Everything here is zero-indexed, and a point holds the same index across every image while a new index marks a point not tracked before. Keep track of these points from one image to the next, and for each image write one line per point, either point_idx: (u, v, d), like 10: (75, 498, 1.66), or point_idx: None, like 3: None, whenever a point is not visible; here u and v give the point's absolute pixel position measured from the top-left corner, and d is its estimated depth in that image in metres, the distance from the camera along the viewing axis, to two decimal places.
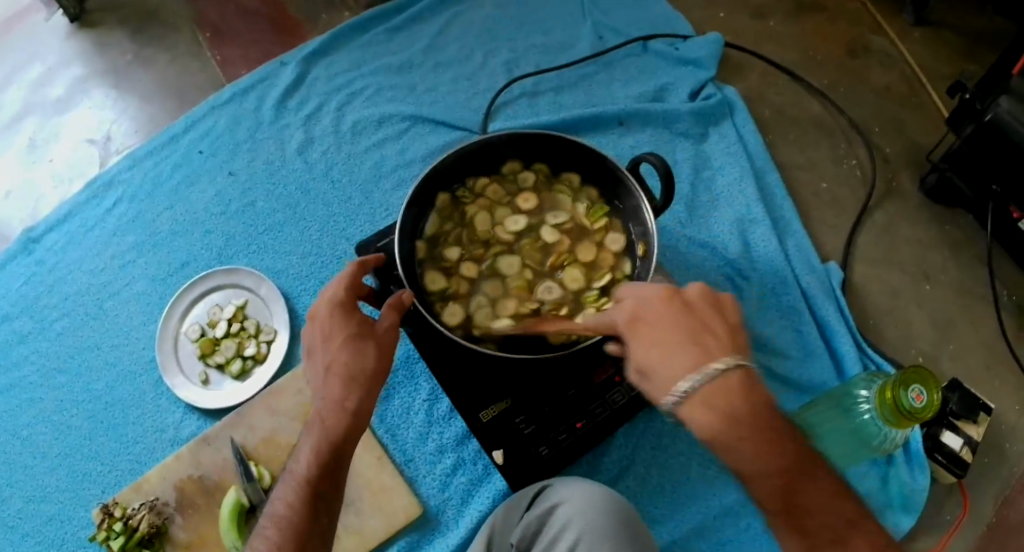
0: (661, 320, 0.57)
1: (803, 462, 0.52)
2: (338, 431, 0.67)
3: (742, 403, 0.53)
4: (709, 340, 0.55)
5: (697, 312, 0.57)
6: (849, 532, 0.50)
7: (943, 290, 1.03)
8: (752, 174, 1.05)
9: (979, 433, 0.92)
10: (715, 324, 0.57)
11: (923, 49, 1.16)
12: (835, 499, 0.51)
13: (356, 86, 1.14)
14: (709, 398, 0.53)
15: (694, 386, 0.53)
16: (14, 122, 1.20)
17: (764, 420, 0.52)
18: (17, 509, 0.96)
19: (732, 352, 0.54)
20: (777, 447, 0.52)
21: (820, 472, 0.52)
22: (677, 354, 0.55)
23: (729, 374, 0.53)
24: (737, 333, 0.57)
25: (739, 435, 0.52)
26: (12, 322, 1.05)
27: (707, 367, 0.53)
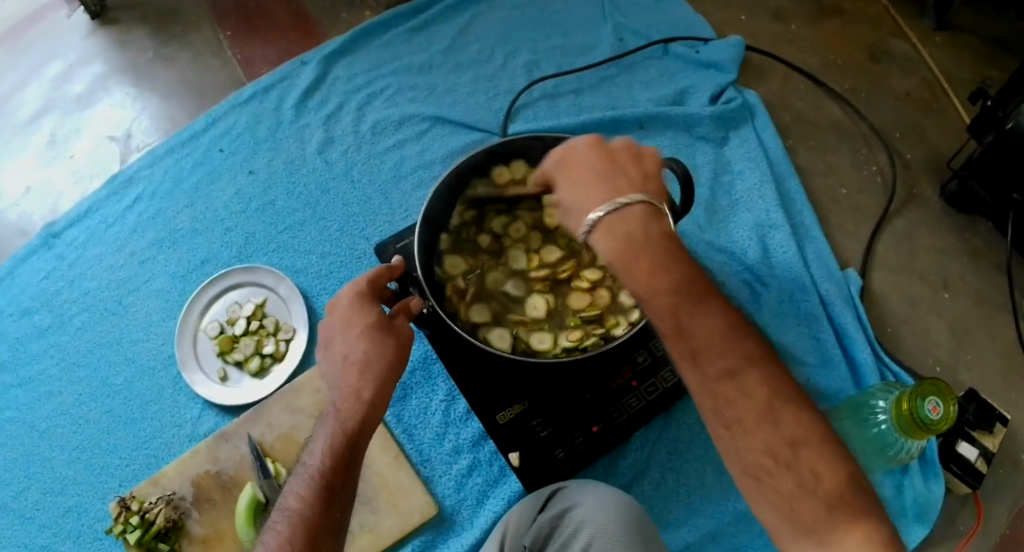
0: (584, 161, 0.67)
1: (696, 289, 0.59)
2: (353, 424, 0.69)
3: (641, 230, 0.62)
4: (621, 181, 0.65)
5: (616, 161, 0.66)
6: (742, 368, 0.55)
7: (961, 299, 1.02)
8: (772, 179, 1.05)
9: (995, 444, 0.92)
10: (629, 169, 0.66)
11: (945, 54, 1.15)
12: (732, 336, 0.56)
13: (377, 86, 1.14)
14: (613, 224, 0.62)
15: (602, 215, 0.63)
16: (36, 118, 1.21)
17: (658, 246, 0.61)
18: (34, 501, 0.97)
19: (638, 190, 0.64)
20: (669, 271, 0.59)
21: (716, 310, 0.58)
22: (594, 194, 0.64)
23: (632, 207, 0.63)
24: (652, 177, 0.66)
25: (635, 253, 0.61)
26: (33, 316, 1.06)
27: (615, 200, 0.63)
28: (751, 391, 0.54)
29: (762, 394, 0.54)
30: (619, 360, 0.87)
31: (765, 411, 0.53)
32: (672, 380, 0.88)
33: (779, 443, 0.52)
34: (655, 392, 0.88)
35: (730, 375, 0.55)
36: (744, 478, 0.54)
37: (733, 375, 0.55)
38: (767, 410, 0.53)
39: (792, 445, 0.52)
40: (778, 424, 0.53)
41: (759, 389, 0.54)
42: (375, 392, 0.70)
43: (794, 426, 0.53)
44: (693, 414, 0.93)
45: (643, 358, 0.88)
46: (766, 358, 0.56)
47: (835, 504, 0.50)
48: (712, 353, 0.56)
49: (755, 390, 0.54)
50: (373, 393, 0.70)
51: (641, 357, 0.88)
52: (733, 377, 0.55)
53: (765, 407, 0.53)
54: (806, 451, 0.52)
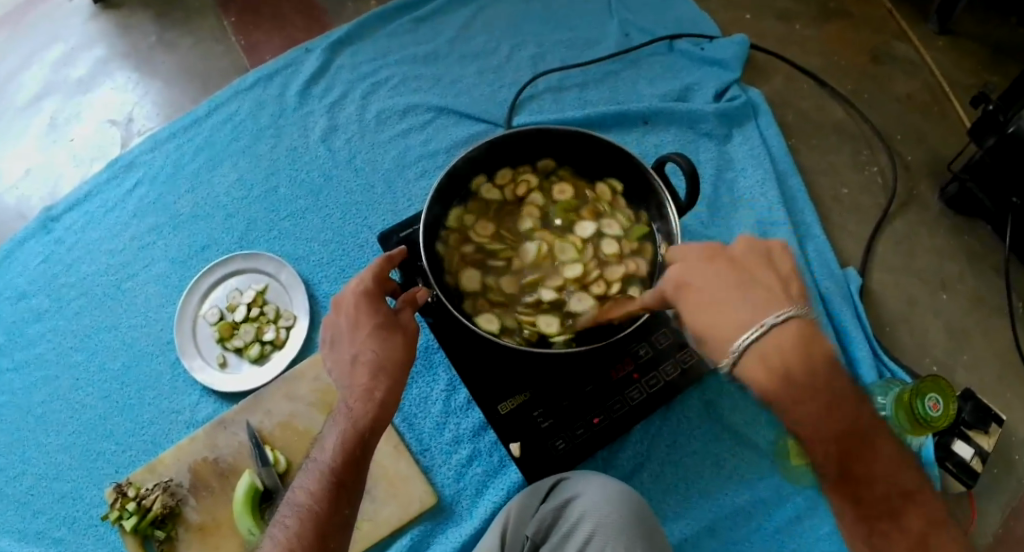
0: (714, 277, 0.62)
1: (864, 427, 0.56)
2: (366, 422, 0.69)
3: (797, 360, 0.57)
4: (761, 293, 0.60)
5: (744, 268, 0.62)
6: (901, 505, 0.54)
7: (959, 300, 1.02)
8: (774, 176, 1.05)
9: (989, 444, 0.92)
10: (764, 278, 0.61)
11: (947, 58, 1.16)
12: (896, 472, 0.55)
13: (381, 75, 1.14)
14: (767, 351, 0.57)
15: (750, 342, 0.57)
16: (37, 101, 1.21)
17: (822, 378, 0.56)
18: (29, 486, 0.96)
19: (783, 307, 0.59)
20: (835, 414, 0.56)
21: (884, 449, 0.55)
22: (737, 311, 0.59)
23: (783, 327, 0.57)
24: (789, 280, 0.62)
25: (796, 392, 0.56)
26: (30, 300, 1.06)
27: (761, 322, 0.57)
28: (909, 525, 0.54)
29: (918, 527, 0.54)
30: (619, 352, 0.88)
31: (920, 541, 0.54)
32: (674, 373, 0.88)
33: None
34: (657, 385, 0.88)
35: (891, 513, 0.54)
36: None
37: (895, 515, 0.54)
38: (921, 540, 0.54)
39: None
40: (930, 550, 0.53)
41: (915, 521, 0.54)
42: (387, 390, 0.71)
43: (945, 548, 0.53)
44: (692, 408, 0.93)
45: (645, 351, 0.88)
46: (919, 486, 0.55)
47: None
48: (875, 493, 0.55)
49: (911, 523, 0.54)
50: (386, 392, 0.70)
51: (642, 350, 0.88)
52: (895, 516, 0.54)
53: (918, 538, 0.54)
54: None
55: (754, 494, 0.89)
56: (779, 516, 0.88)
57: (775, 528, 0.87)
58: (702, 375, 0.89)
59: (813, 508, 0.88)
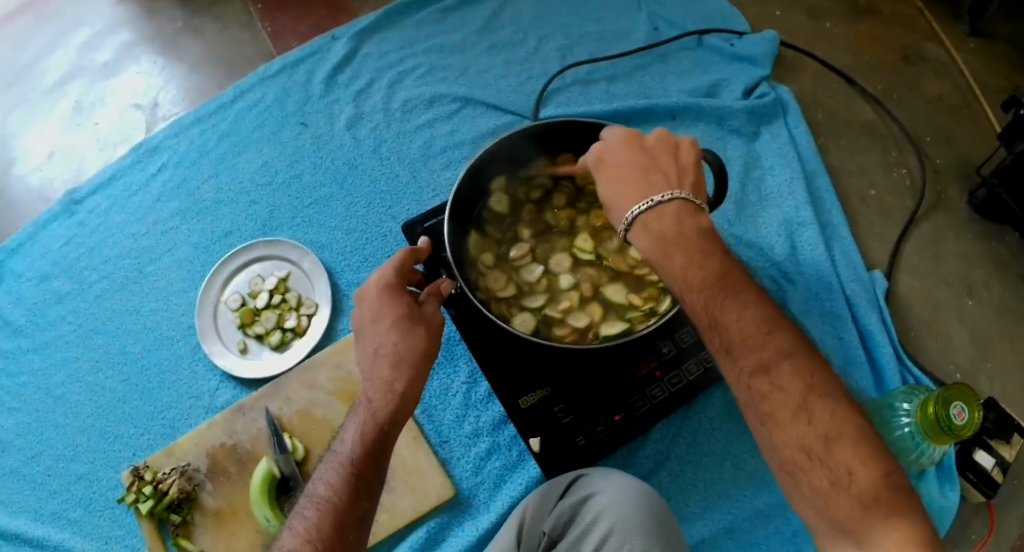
0: (624, 160, 0.72)
1: (729, 280, 0.63)
2: (385, 414, 0.69)
3: (675, 224, 0.67)
4: (656, 177, 0.70)
5: (651, 154, 0.72)
6: (775, 361, 0.58)
7: (985, 307, 1.00)
8: (802, 176, 1.04)
9: (1011, 455, 0.90)
10: (664, 164, 0.71)
11: (978, 61, 1.13)
12: (767, 332, 0.59)
13: (409, 64, 1.14)
14: (649, 221, 0.68)
15: (637, 213, 0.68)
16: (62, 84, 1.21)
17: (693, 238, 0.66)
18: (47, 466, 0.97)
19: (673, 187, 0.69)
20: (703, 266, 0.64)
21: (751, 305, 0.61)
22: (634, 190, 0.70)
23: (668, 205, 0.68)
24: (688, 171, 0.71)
25: (668, 246, 0.66)
26: (52, 282, 1.06)
27: (649, 197, 0.68)
28: (783, 384, 0.57)
29: (797, 390, 0.57)
30: (643, 349, 0.87)
31: (800, 405, 0.56)
32: (697, 372, 0.87)
33: (813, 438, 0.55)
34: (679, 384, 0.87)
35: (764, 369, 0.58)
36: (779, 472, 0.57)
37: (767, 369, 0.58)
38: (801, 405, 0.56)
39: (824, 441, 0.54)
40: (813, 418, 0.55)
41: (793, 385, 0.57)
42: (407, 382, 0.70)
43: (825, 419, 0.55)
44: (714, 408, 0.92)
45: (668, 349, 0.87)
46: (801, 355, 0.58)
47: (874, 505, 0.52)
48: (747, 347, 0.59)
49: (789, 385, 0.57)
50: (406, 385, 0.70)
51: (665, 348, 0.87)
52: (767, 371, 0.58)
53: (798, 401, 0.56)
54: (840, 447, 0.54)
55: (772, 497, 0.88)
56: (798, 520, 0.87)
57: (792, 532, 0.86)
58: (724, 375, 0.88)
59: None
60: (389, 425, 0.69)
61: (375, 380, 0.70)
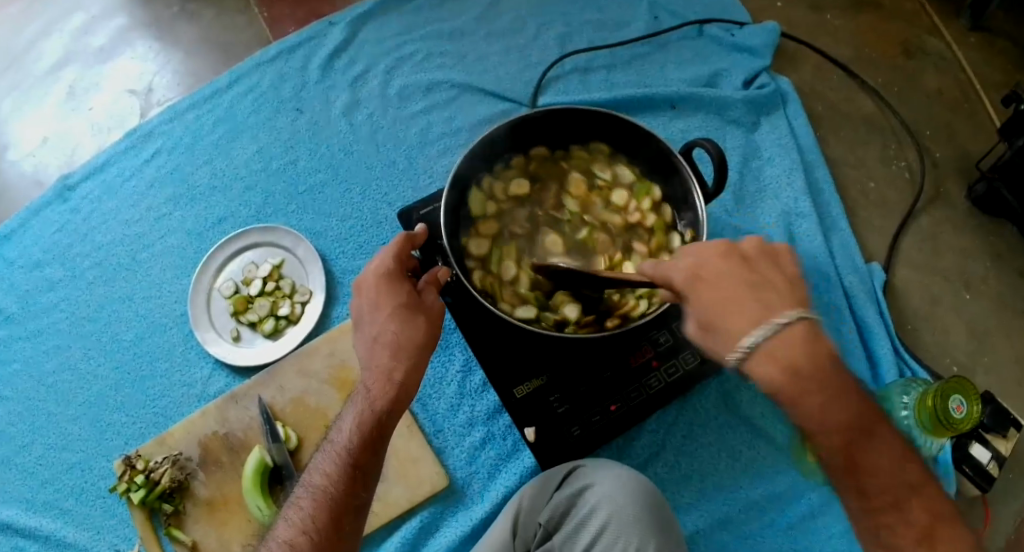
0: (724, 275, 0.58)
1: (867, 417, 0.55)
2: (382, 404, 0.68)
3: (805, 356, 0.55)
4: (770, 294, 0.57)
5: (756, 267, 0.59)
6: (907, 498, 0.53)
7: (982, 301, 1.00)
8: (801, 167, 1.04)
9: (1006, 448, 0.89)
10: (774, 278, 0.58)
11: (978, 55, 1.13)
12: (901, 467, 0.54)
13: (406, 50, 1.13)
14: (775, 347, 0.55)
15: (757, 341, 0.55)
16: (56, 70, 1.19)
17: (831, 371, 0.55)
18: (38, 455, 0.96)
19: (793, 306, 0.56)
20: (843, 404, 0.54)
21: (888, 443, 0.55)
22: (744, 311, 0.56)
23: (793, 327, 0.55)
24: (796, 283, 0.59)
25: (802, 389, 0.54)
26: (44, 269, 1.05)
27: (771, 322, 0.55)
28: (914, 519, 0.53)
29: (925, 520, 0.53)
30: (640, 339, 0.86)
31: (927, 537, 0.53)
32: (694, 362, 0.86)
33: None
34: (675, 374, 0.86)
35: (896, 506, 0.54)
36: None
37: (898, 506, 0.54)
38: (926, 534, 0.53)
39: None
40: (937, 544, 0.52)
41: (922, 516, 0.53)
42: (406, 372, 0.69)
43: (950, 545, 0.52)
44: (711, 399, 0.92)
45: (664, 339, 0.86)
46: (933, 484, 0.54)
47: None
48: (879, 483, 0.54)
49: (918, 516, 0.53)
50: (404, 374, 0.69)
51: (662, 338, 0.86)
52: (899, 508, 0.54)
53: (924, 532, 0.53)
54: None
55: (769, 489, 0.87)
56: (794, 513, 0.86)
57: (788, 524, 0.86)
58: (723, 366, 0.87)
59: (828, 506, 0.86)
60: (387, 416, 0.68)
61: (373, 370, 0.69)
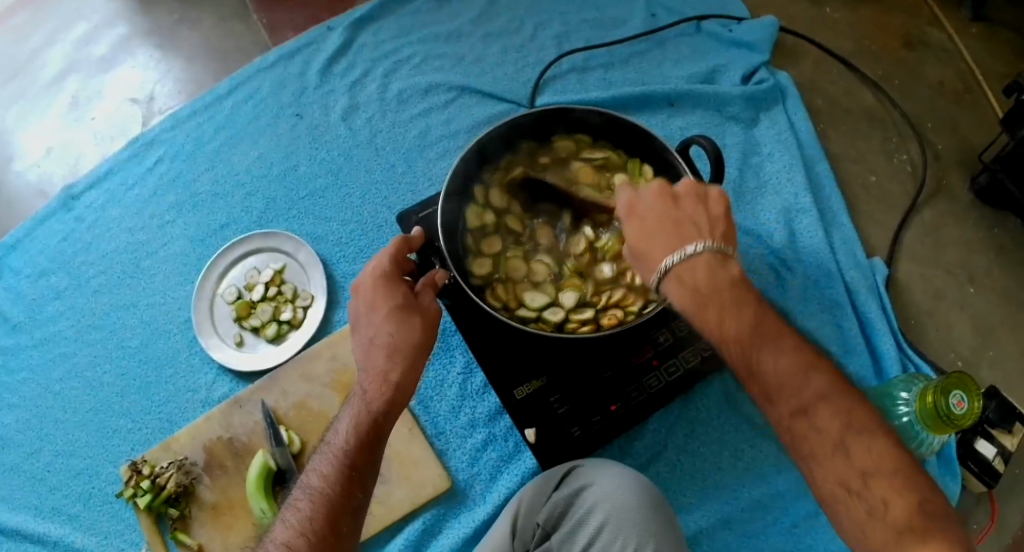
0: (652, 210, 0.66)
1: (769, 327, 0.58)
2: (379, 405, 0.68)
3: (710, 278, 0.61)
4: (689, 228, 0.63)
5: (683, 204, 0.66)
6: (813, 403, 0.55)
7: (987, 294, 0.99)
8: (801, 162, 1.03)
9: (1013, 444, 0.88)
10: (699, 216, 0.64)
11: (980, 46, 1.12)
12: (802, 374, 0.56)
13: (404, 54, 1.13)
14: (684, 273, 0.61)
15: (672, 264, 0.62)
16: (59, 79, 1.20)
17: (736, 290, 0.60)
18: (46, 461, 0.97)
19: (706, 238, 0.63)
20: (742, 314, 0.59)
21: (786, 349, 0.57)
22: (663, 240, 0.64)
23: (700, 256, 0.61)
24: (720, 222, 0.64)
25: (705, 305, 0.60)
26: (49, 277, 1.06)
27: (682, 248, 0.62)
28: (823, 426, 0.54)
29: (835, 429, 0.54)
30: (639, 338, 0.86)
31: (837, 445, 0.53)
32: (695, 360, 0.86)
33: (852, 476, 0.53)
34: (676, 373, 0.86)
35: (801, 411, 0.55)
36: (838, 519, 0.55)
37: (804, 410, 0.55)
38: (837, 442, 0.53)
39: (862, 477, 0.52)
40: (850, 456, 0.53)
41: (831, 424, 0.54)
42: (402, 373, 0.70)
43: (865, 457, 0.53)
44: (712, 397, 0.91)
45: (664, 338, 0.86)
46: (839, 391, 0.55)
47: (908, 537, 0.50)
48: (782, 391, 0.56)
49: (827, 424, 0.54)
50: (401, 375, 0.69)
51: (662, 337, 0.86)
52: (805, 413, 0.55)
53: (835, 442, 0.54)
54: (878, 481, 0.52)
55: (772, 487, 0.87)
56: (797, 511, 0.86)
57: (792, 522, 0.85)
58: (725, 364, 0.87)
59: None
60: (384, 417, 0.69)
61: (369, 372, 0.70)
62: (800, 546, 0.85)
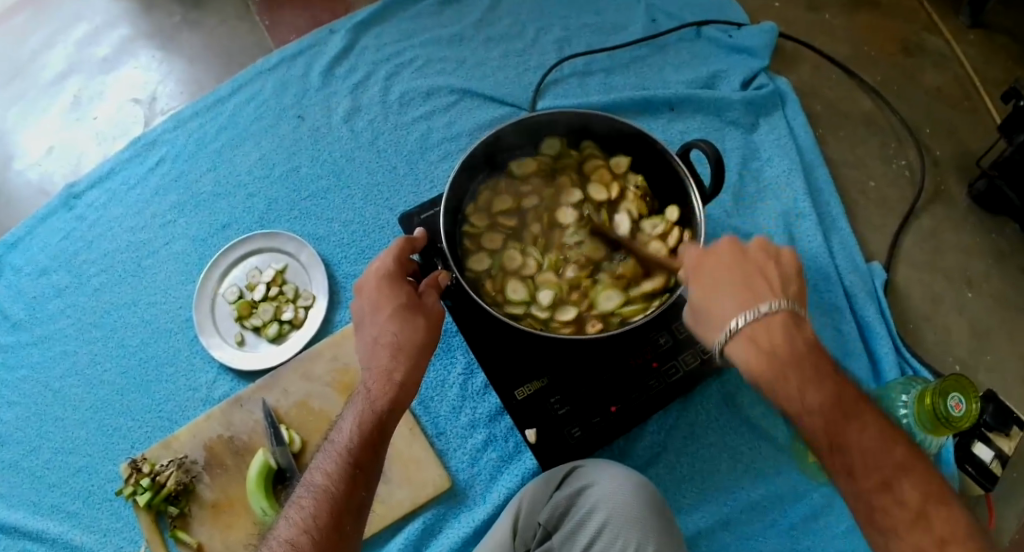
0: (723, 266, 0.66)
1: (847, 400, 0.59)
2: (383, 405, 0.69)
3: (785, 341, 0.62)
4: (761, 284, 0.64)
5: (752, 261, 0.66)
6: (896, 475, 0.55)
7: (984, 299, 1.00)
8: (800, 167, 1.04)
9: (1010, 447, 0.89)
10: (770, 272, 0.65)
11: (978, 53, 1.13)
12: (886, 446, 0.56)
13: (406, 56, 1.13)
14: (757, 334, 0.62)
15: (742, 325, 0.62)
16: (62, 79, 1.21)
17: (806, 354, 0.61)
18: (46, 459, 0.97)
19: (780, 296, 0.63)
20: (820, 387, 0.60)
21: (869, 423, 0.58)
22: (733, 297, 0.64)
23: (775, 315, 0.62)
24: (792, 281, 0.66)
25: (779, 372, 0.60)
26: (50, 276, 1.06)
27: (755, 308, 0.63)
28: (906, 497, 0.55)
29: (916, 500, 0.54)
30: (639, 341, 0.86)
31: (918, 515, 0.54)
32: (694, 363, 0.87)
33: (931, 545, 0.53)
34: (676, 375, 0.86)
35: (886, 486, 0.55)
36: None
37: (889, 485, 0.55)
38: (919, 514, 0.54)
39: (941, 545, 0.53)
40: (931, 526, 0.54)
41: (913, 495, 0.55)
42: (406, 372, 0.70)
43: (943, 526, 0.53)
44: (711, 399, 0.92)
45: (664, 340, 0.87)
46: (918, 464, 0.56)
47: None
48: (869, 463, 0.56)
49: (908, 496, 0.55)
50: (405, 374, 0.70)
51: (662, 340, 0.87)
52: (889, 488, 0.55)
53: (917, 513, 0.54)
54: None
55: (770, 489, 0.88)
56: (794, 513, 0.87)
57: (789, 525, 0.86)
58: (723, 366, 0.88)
59: (829, 506, 0.87)
60: (387, 417, 0.69)
61: (374, 372, 0.70)
62: (797, 548, 0.85)
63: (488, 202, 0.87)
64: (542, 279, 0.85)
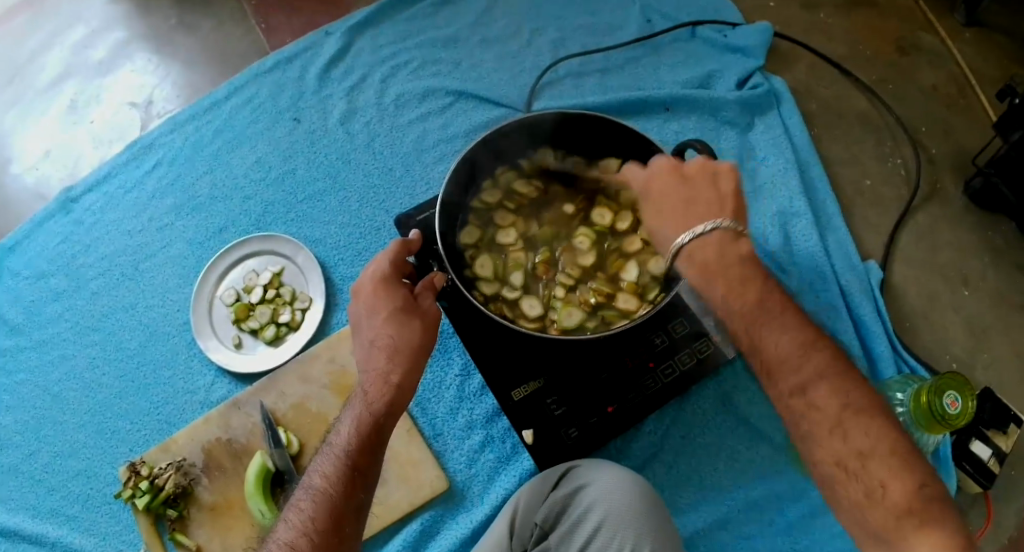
0: (667, 186, 0.73)
1: (769, 304, 0.66)
2: (381, 407, 0.69)
3: (720, 254, 0.69)
4: (699, 208, 0.71)
5: (694, 182, 0.73)
6: (812, 381, 0.61)
7: (980, 297, 1.00)
8: (796, 166, 1.04)
9: (1007, 445, 0.89)
10: (708, 193, 0.72)
11: (973, 51, 1.13)
12: (803, 356, 0.62)
13: (401, 58, 1.14)
14: (695, 250, 0.69)
15: (682, 244, 0.70)
16: (58, 83, 1.21)
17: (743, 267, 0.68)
18: (44, 463, 0.97)
19: (716, 217, 0.70)
20: (745, 293, 0.66)
21: (787, 331, 0.64)
22: (674, 222, 0.72)
23: (710, 234, 0.69)
24: (731, 198, 0.72)
25: (717, 279, 0.67)
26: (48, 280, 1.06)
27: (692, 229, 0.70)
28: (820, 404, 0.61)
29: (833, 408, 0.60)
30: (635, 341, 0.87)
31: (836, 424, 0.60)
32: (690, 362, 0.87)
33: (847, 454, 0.59)
34: (672, 375, 0.87)
35: (801, 390, 0.62)
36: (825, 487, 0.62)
37: (804, 390, 0.61)
38: (836, 424, 0.60)
39: (859, 457, 0.58)
40: (847, 436, 0.59)
41: (830, 403, 0.60)
42: (403, 375, 0.70)
43: (861, 438, 0.59)
44: (708, 399, 0.92)
45: (660, 340, 0.87)
46: (835, 372, 0.61)
47: (904, 515, 0.56)
48: (786, 369, 0.62)
49: (824, 404, 0.60)
50: (402, 377, 0.70)
51: (658, 340, 0.87)
52: (803, 392, 0.61)
53: (834, 420, 0.60)
54: (873, 463, 0.58)
55: (767, 488, 0.88)
56: (792, 512, 0.87)
57: (787, 523, 0.86)
58: (719, 365, 0.88)
59: (826, 504, 0.87)
60: (384, 420, 0.69)
61: (371, 375, 0.70)
62: (794, 546, 0.85)
63: (500, 191, 0.89)
64: (512, 258, 0.87)
